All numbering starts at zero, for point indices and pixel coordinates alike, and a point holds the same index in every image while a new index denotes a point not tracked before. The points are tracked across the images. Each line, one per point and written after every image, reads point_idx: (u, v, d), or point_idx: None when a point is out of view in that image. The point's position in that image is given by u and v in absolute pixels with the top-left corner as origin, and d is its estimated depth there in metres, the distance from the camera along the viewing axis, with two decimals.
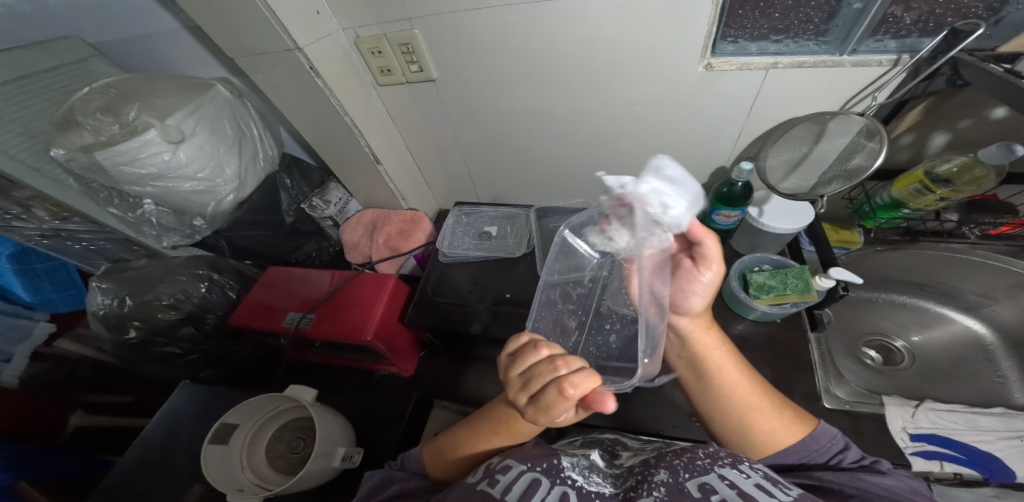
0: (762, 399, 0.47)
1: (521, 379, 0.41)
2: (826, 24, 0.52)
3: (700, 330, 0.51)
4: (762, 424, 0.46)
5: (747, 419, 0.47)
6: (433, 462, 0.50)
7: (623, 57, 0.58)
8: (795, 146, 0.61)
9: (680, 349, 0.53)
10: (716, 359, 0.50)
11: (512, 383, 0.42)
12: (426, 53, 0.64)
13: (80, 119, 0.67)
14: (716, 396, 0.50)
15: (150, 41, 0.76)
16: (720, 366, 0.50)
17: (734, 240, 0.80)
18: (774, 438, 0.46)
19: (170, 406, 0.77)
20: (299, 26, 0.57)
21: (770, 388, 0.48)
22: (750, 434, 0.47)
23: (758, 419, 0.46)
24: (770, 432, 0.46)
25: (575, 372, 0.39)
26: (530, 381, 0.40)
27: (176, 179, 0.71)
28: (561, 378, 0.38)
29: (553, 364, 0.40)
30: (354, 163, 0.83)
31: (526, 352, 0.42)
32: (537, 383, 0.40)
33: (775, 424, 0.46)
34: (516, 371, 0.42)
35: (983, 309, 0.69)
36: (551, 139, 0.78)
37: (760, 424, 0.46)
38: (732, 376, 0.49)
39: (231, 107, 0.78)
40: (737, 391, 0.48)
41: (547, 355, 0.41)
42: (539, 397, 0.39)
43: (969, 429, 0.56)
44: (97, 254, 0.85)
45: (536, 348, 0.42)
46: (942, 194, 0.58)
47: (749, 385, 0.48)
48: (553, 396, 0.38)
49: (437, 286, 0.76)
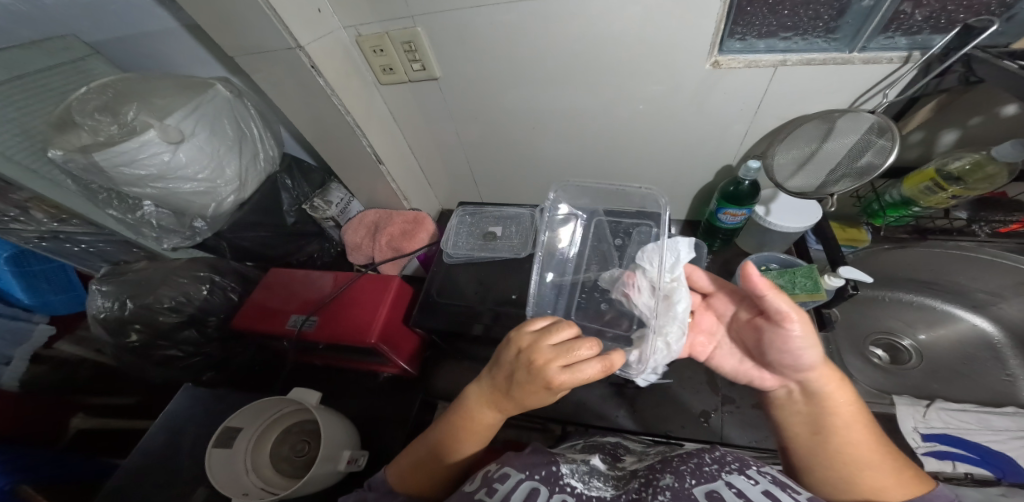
0: (878, 457, 0.41)
1: (553, 351, 0.42)
2: (835, 21, 0.51)
3: (831, 379, 0.43)
4: (872, 482, 0.40)
5: (857, 476, 0.41)
6: (398, 484, 0.49)
7: (629, 55, 0.57)
8: (804, 144, 0.60)
9: (797, 403, 0.46)
10: (841, 410, 0.43)
11: (539, 355, 0.42)
12: (429, 51, 0.63)
13: (78, 120, 0.66)
14: (824, 452, 0.43)
15: (149, 39, 0.75)
16: (840, 413, 0.43)
17: (741, 239, 0.79)
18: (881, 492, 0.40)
19: (172, 409, 0.76)
20: (299, 25, 0.56)
21: (893, 450, 0.42)
22: (861, 487, 0.41)
23: (865, 475, 0.41)
24: (878, 489, 0.40)
25: (581, 363, 0.42)
26: (567, 353, 0.42)
27: (176, 180, 0.70)
28: (601, 357, 0.43)
29: (591, 344, 0.43)
30: (354, 161, 0.82)
31: (551, 331, 0.44)
32: (573, 356, 0.42)
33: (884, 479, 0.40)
34: (529, 343, 0.44)
35: (991, 307, 0.69)
36: (553, 137, 0.77)
37: (866, 479, 0.41)
38: (845, 429, 0.42)
39: (231, 106, 0.77)
40: (849, 442, 0.42)
41: (565, 330, 0.45)
42: (577, 373, 0.41)
43: (981, 429, 0.55)
44: (96, 255, 0.83)
45: (570, 329, 0.44)
46: (954, 192, 0.57)
47: (867, 441, 0.42)
48: (593, 374, 0.41)
49: (442, 287, 0.75)
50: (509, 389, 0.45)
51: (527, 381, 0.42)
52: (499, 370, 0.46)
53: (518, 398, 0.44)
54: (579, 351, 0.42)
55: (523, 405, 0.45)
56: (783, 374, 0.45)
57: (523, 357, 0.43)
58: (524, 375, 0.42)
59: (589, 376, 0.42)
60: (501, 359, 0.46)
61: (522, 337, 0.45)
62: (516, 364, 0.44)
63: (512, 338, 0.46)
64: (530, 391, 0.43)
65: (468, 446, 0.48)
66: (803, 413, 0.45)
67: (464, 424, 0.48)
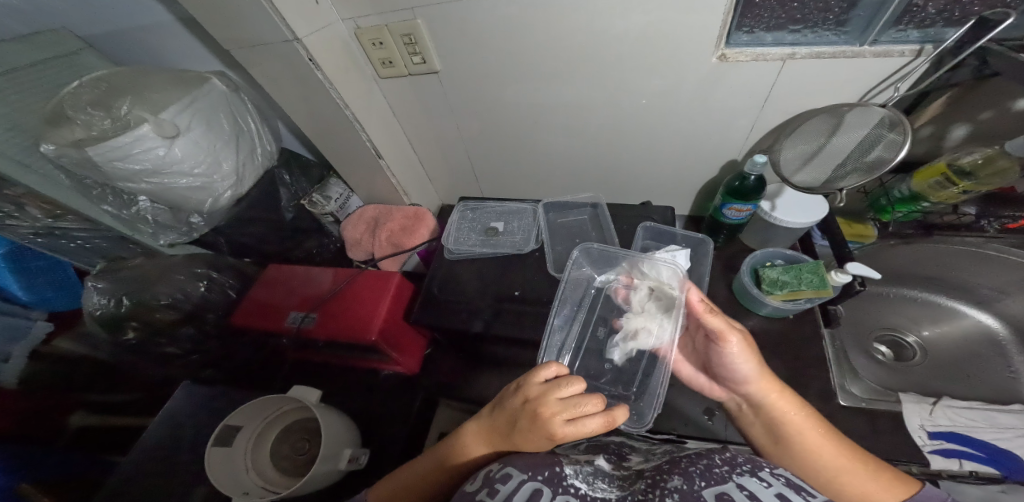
0: (847, 457, 0.43)
1: (559, 404, 0.41)
2: (846, 13, 0.50)
3: (770, 389, 0.47)
4: (855, 487, 0.42)
5: (835, 481, 0.43)
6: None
7: (636, 47, 0.56)
8: (810, 139, 0.59)
9: (750, 413, 0.49)
10: (790, 419, 0.45)
11: (543, 407, 0.41)
12: (429, 44, 0.61)
13: (71, 114, 0.64)
14: (799, 458, 0.45)
15: (143, 33, 0.74)
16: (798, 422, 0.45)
17: (745, 234, 0.78)
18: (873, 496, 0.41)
19: (171, 407, 0.76)
20: (298, 17, 0.54)
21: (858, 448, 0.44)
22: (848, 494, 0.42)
23: (849, 480, 0.42)
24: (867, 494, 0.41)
25: (583, 419, 0.41)
26: (572, 409, 0.41)
27: (171, 175, 0.69)
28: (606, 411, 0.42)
29: (598, 401, 0.42)
30: (353, 156, 0.80)
31: (559, 384, 0.43)
32: (578, 411, 0.41)
33: (869, 483, 0.42)
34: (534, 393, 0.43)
35: (995, 303, 0.68)
36: (555, 132, 0.76)
37: (852, 484, 0.42)
38: (807, 435, 0.45)
39: (227, 100, 0.75)
40: (817, 447, 0.44)
41: (573, 382, 0.42)
42: (580, 429, 0.40)
43: (988, 427, 0.54)
44: (92, 252, 0.82)
45: (582, 386, 0.42)
46: (964, 188, 0.56)
47: (832, 444, 0.44)
48: (596, 429, 0.40)
49: (443, 284, 0.74)
50: (506, 433, 0.44)
51: (527, 432, 0.42)
52: (499, 414, 0.45)
53: (514, 446, 0.44)
54: (586, 406, 0.41)
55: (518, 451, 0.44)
56: (729, 386, 0.51)
57: (527, 407, 0.42)
58: (526, 426, 0.42)
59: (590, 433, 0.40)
60: (505, 404, 0.45)
61: (532, 386, 0.44)
62: (519, 411, 0.43)
63: (521, 385, 0.45)
64: (528, 442, 0.42)
65: (453, 482, 0.49)
66: (757, 422, 0.49)
67: (452, 461, 0.48)
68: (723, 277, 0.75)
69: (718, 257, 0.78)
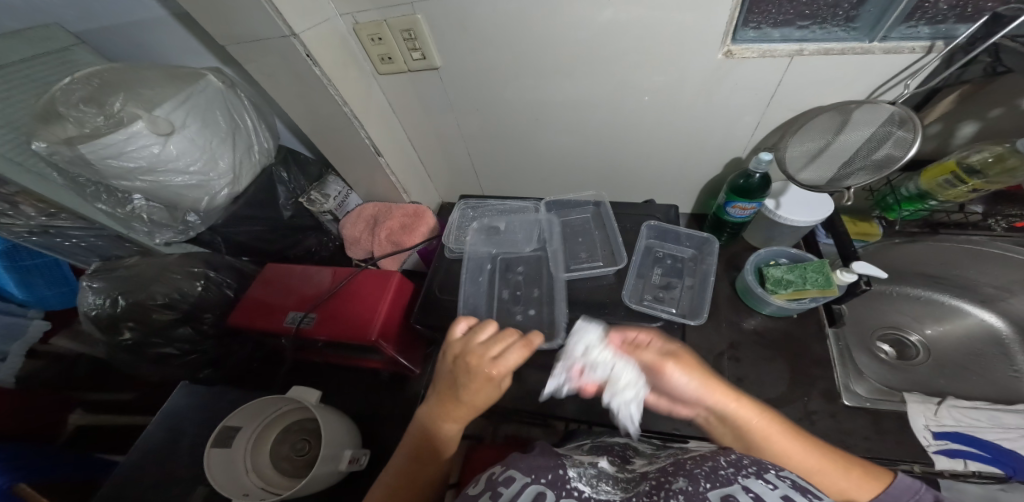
0: (818, 456, 0.44)
1: (481, 344, 0.46)
2: (856, 9, 0.49)
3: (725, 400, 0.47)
4: (832, 485, 0.43)
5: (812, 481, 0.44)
6: None
7: (640, 43, 0.55)
8: (817, 136, 0.58)
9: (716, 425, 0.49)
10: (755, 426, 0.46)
11: (469, 354, 0.46)
12: (429, 39, 0.60)
13: (62, 111, 0.63)
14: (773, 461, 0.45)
15: (137, 28, 0.72)
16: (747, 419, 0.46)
17: (748, 233, 0.77)
18: (849, 490, 0.43)
19: (167, 407, 0.74)
20: (294, 12, 0.53)
21: (805, 433, 0.46)
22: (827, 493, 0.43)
23: (827, 480, 0.43)
24: (844, 489, 0.43)
25: (504, 348, 0.46)
26: (494, 343, 0.46)
27: (166, 173, 0.68)
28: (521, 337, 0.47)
29: (512, 331, 0.48)
30: (352, 153, 0.79)
31: (475, 332, 0.48)
32: (498, 344, 0.46)
33: (845, 479, 0.43)
34: (459, 347, 0.47)
35: (999, 302, 0.67)
36: (557, 129, 0.75)
37: (830, 484, 0.43)
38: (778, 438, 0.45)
39: (223, 97, 0.74)
40: (790, 448, 0.45)
41: (484, 325, 0.48)
42: (506, 357, 0.45)
43: (993, 427, 0.54)
44: (88, 251, 0.81)
45: (494, 324, 0.48)
46: (974, 185, 0.55)
47: (801, 444, 0.45)
48: (520, 351, 0.46)
49: (444, 284, 0.73)
50: (456, 398, 0.46)
51: (469, 381, 0.45)
52: (444, 382, 0.47)
53: (467, 403, 0.45)
54: (505, 340, 0.46)
55: (471, 407, 0.46)
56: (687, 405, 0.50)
57: (458, 362, 0.46)
58: (463, 378, 0.45)
59: (515, 361, 0.45)
60: (443, 369, 0.48)
61: (453, 345, 0.48)
62: (456, 369, 0.46)
63: (445, 351, 0.49)
64: (475, 390, 0.45)
65: (439, 464, 0.47)
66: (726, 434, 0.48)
67: (429, 445, 0.47)
68: (726, 275, 0.75)
69: (721, 256, 0.77)
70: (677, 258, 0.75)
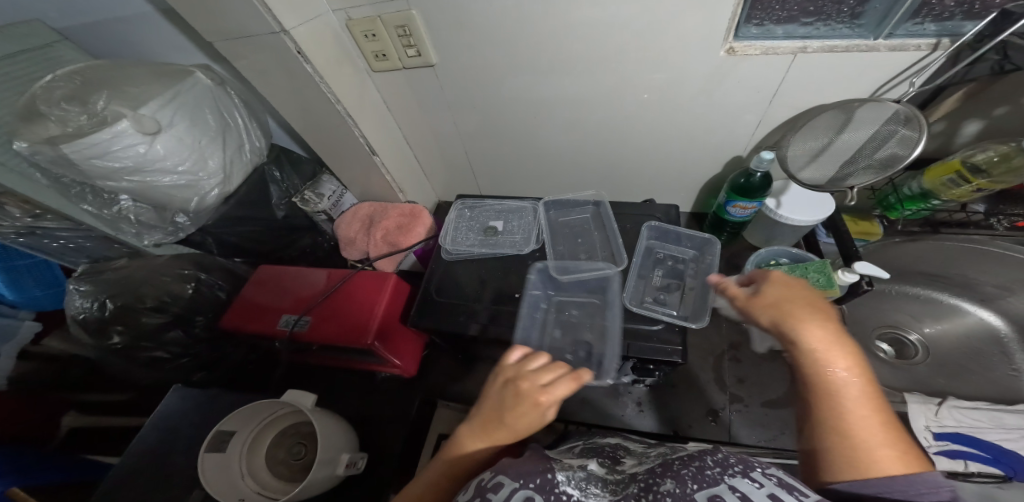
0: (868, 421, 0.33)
1: (531, 372, 0.43)
2: (862, 6, 0.48)
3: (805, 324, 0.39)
4: (848, 446, 0.32)
5: (832, 434, 0.33)
6: None
7: (641, 39, 0.53)
8: (819, 134, 0.57)
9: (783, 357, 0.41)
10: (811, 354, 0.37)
11: (522, 380, 0.43)
12: (424, 35, 0.58)
13: (44, 109, 0.61)
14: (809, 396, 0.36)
15: (122, 25, 0.70)
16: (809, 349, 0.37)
17: (748, 232, 0.79)
18: (867, 461, 0.31)
19: (163, 410, 0.74)
20: (284, 7, 0.51)
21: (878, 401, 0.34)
22: (838, 457, 0.33)
23: (853, 438, 0.32)
24: (863, 458, 0.31)
25: (557, 378, 0.42)
26: (546, 372, 0.43)
27: (154, 173, 0.66)
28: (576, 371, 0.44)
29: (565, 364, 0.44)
30: (347, 152, 0.77)
31: (527, 359, 0.45)
32: (551, 373, 0.43)
33: (879, 451, 0.31)
34: (509, 371, 0.45)
35: (998, 301, 0.66)
36: (556, 127, 0.74)
37: (852, 443, 0.32)
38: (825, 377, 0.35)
39: (213, 95, 0.72)
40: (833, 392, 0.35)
41: (537, 355, 0.46)
42: (557, 388, 0.41)
43: (993, 428, 0.54)
44: (77, 252, 0.79)
45: (547, 356, 0.45)
46: (978, 185, 0.55)
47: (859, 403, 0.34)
48: (572, 384, 0.42)
49: (441, 286, 0.72)
50: (500, 422, 0.41)
51: (515, 407, 0.41)
52: (485, 405, 0.44)
53: (510, 428, 0.41)
54: (560, 371, 0.43)
55: (513, 436, 0.41)
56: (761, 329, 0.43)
57: (509, 387, 0.43)
58: (507, 403, 0.42)
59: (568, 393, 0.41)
60: (487, 393, 0.45)
61: (507, 369, 0.46)
62: (502, 393, 0.43)
63: (495, 374, 0.46)
64: (521, 418, 0.41)
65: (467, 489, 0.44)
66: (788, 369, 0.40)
67: (457, 468, 0.43)
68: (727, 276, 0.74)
69: None
70: (678, 260, 0.75)
